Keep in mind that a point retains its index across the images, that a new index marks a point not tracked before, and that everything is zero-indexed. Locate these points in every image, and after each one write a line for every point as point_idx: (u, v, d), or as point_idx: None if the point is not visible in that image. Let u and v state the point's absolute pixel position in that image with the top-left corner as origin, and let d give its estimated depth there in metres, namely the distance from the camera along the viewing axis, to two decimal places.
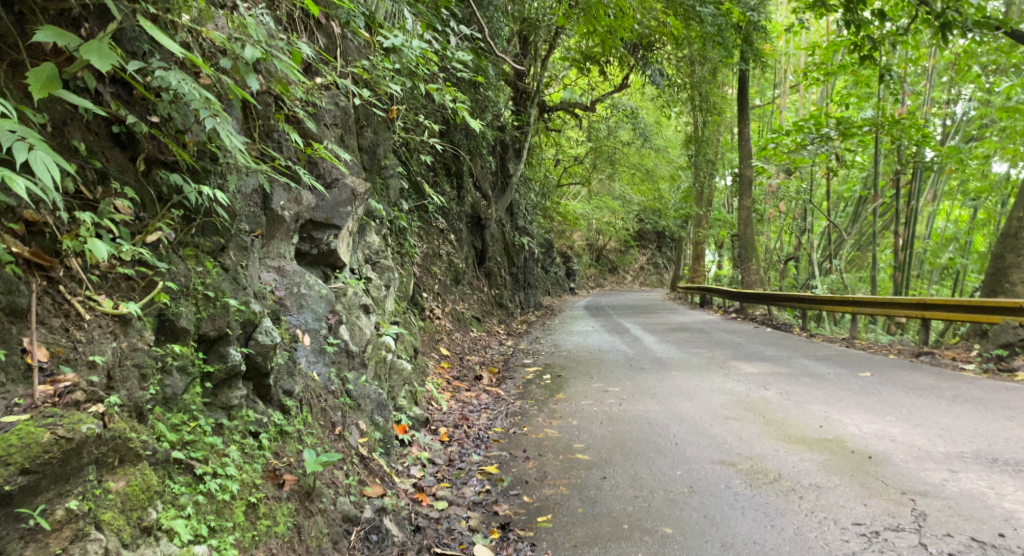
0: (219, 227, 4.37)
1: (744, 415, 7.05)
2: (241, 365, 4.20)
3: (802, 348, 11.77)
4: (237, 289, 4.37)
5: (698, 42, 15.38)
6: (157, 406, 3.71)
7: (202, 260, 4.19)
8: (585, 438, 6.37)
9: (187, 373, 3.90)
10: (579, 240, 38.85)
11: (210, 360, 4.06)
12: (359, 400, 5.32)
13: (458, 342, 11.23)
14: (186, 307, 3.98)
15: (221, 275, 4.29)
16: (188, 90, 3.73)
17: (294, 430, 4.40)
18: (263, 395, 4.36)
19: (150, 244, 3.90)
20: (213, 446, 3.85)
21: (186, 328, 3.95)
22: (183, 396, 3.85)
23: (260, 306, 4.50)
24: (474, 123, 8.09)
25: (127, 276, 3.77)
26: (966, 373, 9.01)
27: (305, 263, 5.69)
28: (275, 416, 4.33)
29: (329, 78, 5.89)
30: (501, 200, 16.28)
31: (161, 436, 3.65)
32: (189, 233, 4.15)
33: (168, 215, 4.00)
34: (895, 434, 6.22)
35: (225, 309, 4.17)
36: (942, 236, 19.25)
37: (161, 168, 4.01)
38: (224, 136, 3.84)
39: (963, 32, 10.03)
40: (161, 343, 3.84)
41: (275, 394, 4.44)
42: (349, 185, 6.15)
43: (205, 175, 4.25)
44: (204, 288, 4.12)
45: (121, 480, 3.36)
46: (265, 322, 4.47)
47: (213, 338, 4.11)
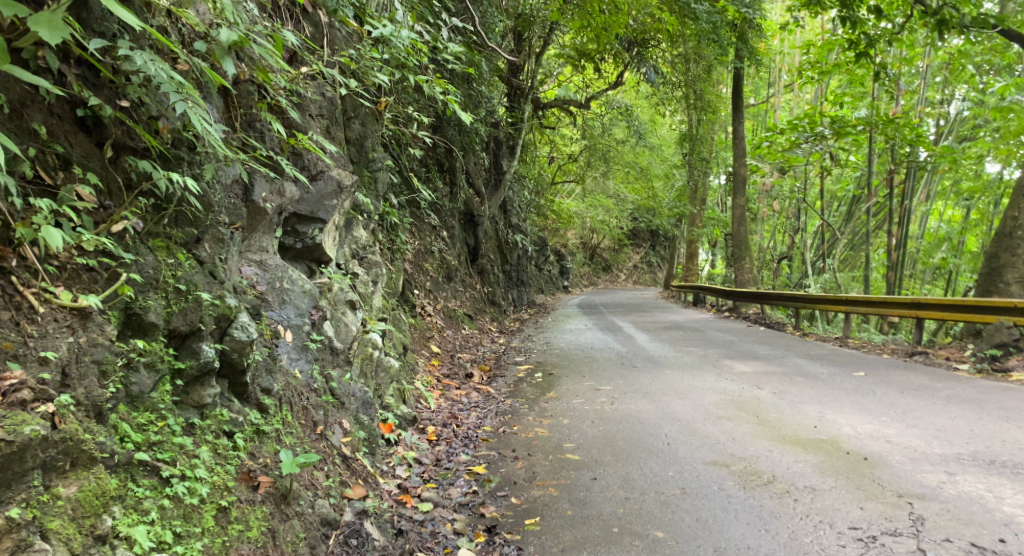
0: (193, 218, 4.20)
1: (737, 414, 6.93)
2: (215, 362, 4.04)
3: (795, 347, 11.67)
4: (212, 284, 4.22)
5: (693, 41, 15.27)
6: (121, 404, 3.54)
7: (174, 252, 4.01)
8: (575, 438, 6.24)
9: (155, 370, 3.75)
10: (573, 239, 38.74)
11: (182, 356, 3.92)
12: (343, 399, 5.18)
13: (449, 340, 11.10)
14: (154, 300, 3.82)
15: (194, 268, 4.12)
16: (155, 71, 3.58)
17: (271, 430, 4.27)
18: (239, 393, 4.22)
19: (116, 234, 3.73)
20: (181, 447, 3.71)
21: (154, 322, 3.79)
22: (150, 394, 3.70)
23: (236, 301, 4.35)
24: (464, 116, 7.95)
25: (88, 267, 3.59)
26: (960, 372, 8.91)
27: (289, 257, 5.54)
28: (251, 415, 4.19)
29: (316, 67, 5.74)
30: (494, 197, 16.15)
31: (124, 436, 3.49)
32: (161, 224, 3.97)
33: (135, 203, 3.82)
34: (891, 435, 6.11)
35: (198, 303, 4.01)
36: (936, 236, 19.18)
37: (129, 155, 3.84)
38: (195, 121, 3.67)
39: (959, 30, 9.93)
40: (125, 338, 3.68)
41: (252, 392, 4.30)
42: (335, 178, 5.99)
43: (178, 163, 4.08)
44: (175, 281, 3.95)
45: (72, 485, 3.21)
46: (242, 317, 4.31)
47: (186, 333, 3.95)
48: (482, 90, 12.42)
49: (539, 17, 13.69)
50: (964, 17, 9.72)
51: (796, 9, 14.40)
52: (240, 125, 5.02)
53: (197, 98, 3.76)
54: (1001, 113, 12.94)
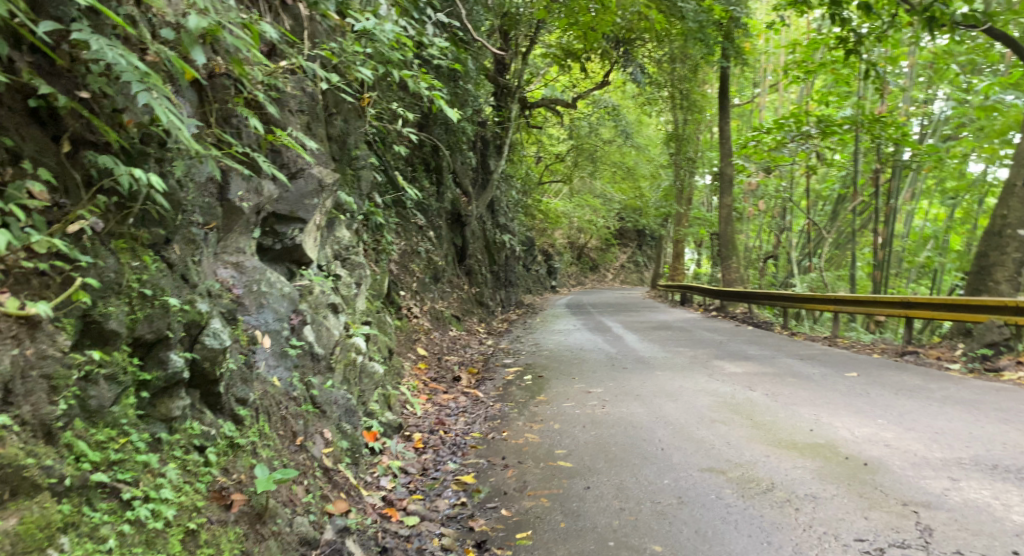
0: (160, 218, 3.97)
1: (731, 418, 6.76)
2: (184, 373, 3.83)
3: (785, 347, 11.54)
4: (181, 288, 4.00)
5: (680, 39, 15.14)
6: (78, 420, 3.32)
7: (138, 254, 3.78)
8: (567, 444, 6.05)
9: (117, 382, 3.53)
10: (559, 239, 38.62)
11: (148, 366, 3.70)
12: (325, 407, 4.96)
13: (436, 342, 10.88)
14: (116, 306, 3.59)
15: (161, 271, 3.89)
16: (115, 58, 3.37)
17: (246, 443, 4.05)
18: (212, 404, 4.00)
19: (72, 235, 3.47)
20: (146, 465, 3.48)
21: (115, 330, 3.56)
22: (110, 408, 3.47)
23: (208, 306, 4.13)
24: (450, 113, 7.75)
25: (40, 271, 3.32)
26: (952, 372, 8.78)
27: (268, 258, 5.32)
28: (225, 428, 3.98)
29: (295, 61, 5.52)
30: (481, 197, 15.95)
31: (81, 456, 3.27)
32: (124, 223, 3.73)
33: (94, 202, 3.58)
34: (889, 439, 5.96)
35: (165, 309, 3.80)
36: (921, 234, 19.16)
37: (89, 150, 3.61)
38: (159, 112, 3.44)
39: (949, 27, 9.83)
40: (82, 348, 3.44)
41: (226, 402, 4.08)
42: (316, 176, 5.76)
43: (144, 159, 3.85)
44: (140, 286, 3.73)
45: (11, 517, 2.96)
46: (214, 324, 4.09)
47: (151, 342, 3.74)
48: (468, 88, 12.23)
49: (524, 15, 13.50)
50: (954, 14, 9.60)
51: (783, 7, 14.30)
52: (215, 120, 4.80)
53: (164, 88, 3.55)
54: (986, 113, 12.88)
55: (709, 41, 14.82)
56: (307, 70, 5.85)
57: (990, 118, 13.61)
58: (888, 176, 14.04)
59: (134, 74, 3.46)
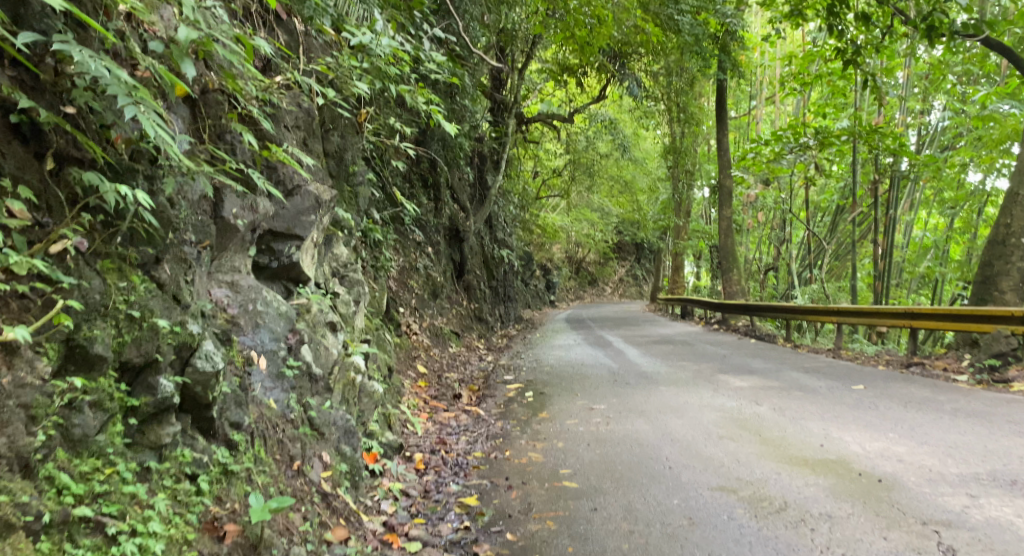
0: (150, 237, 3.85)
1: (739, 434, 6.61)
2: (175, 398, 3.71)
3: (789, 360, 11.39)
4: (171, 309, 3.86)
5: (676, 53, 15.10)
6: (61, 451, 3.18)
7: (127, 274, 3.65)
8: (572, 463, 5.89)
9: (103, 409, 3.40)
10: (558, 253, 38.54)
11: (136, 392, 3.58)
12: (323, 429, 4.82)
13: (436, 359, 10.73)
14: (101, 329, 3.45)
15: (151, 292, 3.76)
16: (100, 70, 3.24)
17: (241, 470, 3.91)
18: (204, 429, 3.87)
19: (55, 255, 3.35)
20: (133, 497, 3.34)
21: (101, 355, 3.42)
22: (95, 437, 3.33)
23: (200, 327, 4.00)
24: (447, 127, 7.65)
25: (20, 294, 3.18)
26: (960, 384, 8.63)
27: (264, 277, 5.20)
28: (218, 453, 3.85)
29: (291, 76, 5.44)
30: (480, 211, 15.86)
31: (63, 489, 3.11)
32: (110, 243, 3.61)
33: (78, 220, 3.46)
34: (902, 454, 5.81)
35: (153, 332, 3.67)
36: (921, 245, 19.06)
37: (74, 166, 3.50)
38: (148, 126, 3.33)
39: (949, 37, 9.74)
40: (67, 373, 3.31)
41: (220, 427, 3.95)
42: (313, 192, 5.64)
43: (133, 177, 3.74)
44: (127, 307, 3.60)
45: None
46: (206, 346, 3.96)
47: (140, 366, 3.61)
48: (467, 103, 12.16)
49: (520, 31, 13.46)
50: (953, 21, 9.53)
51: (778, 19, 14.24)
52: (210, 137, 4.69)
53: (152, 102, 3.44)
54: (984, 122, 12.80)
55: (706, 53, 14.75)
56: (302, 85, 5.75)
57: (987, 127, 13.53)
58: (889, 186, 13.93)
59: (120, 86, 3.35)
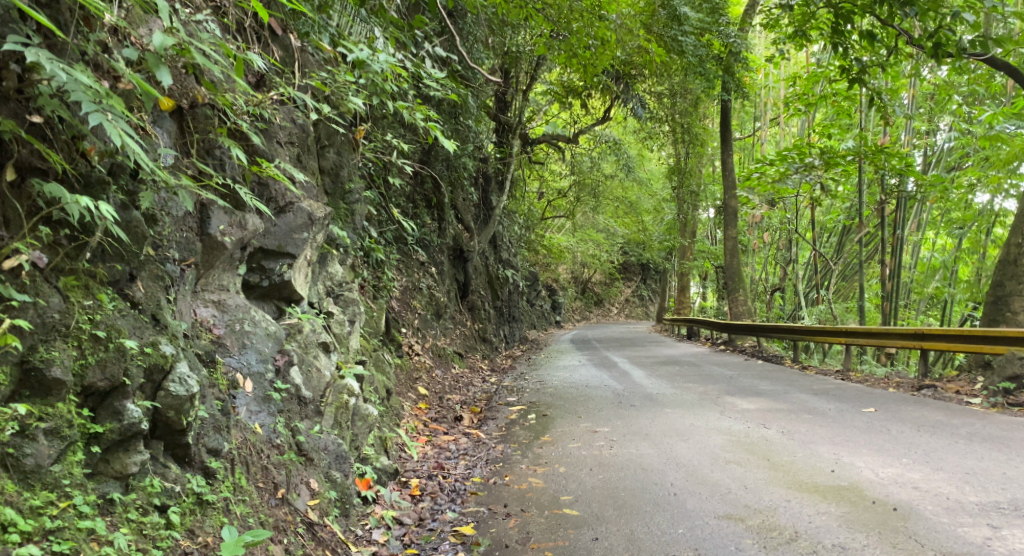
0: (123, 253, 3.70)
1: (747, 458, 6.39)
2: (143, 424, 3.52)
3: (797, 382, 11.14)
4: (141, 328, 3.66)
5: (680, 74, 15.01)
6: (10, 483, 3.04)
7: (93, 292, 3.50)
8: (573, 489, 5.68)
9: (61, 436, 3.25)
10: (563, 274, 38.36)
11: (101, 418, 3.42)
12: (312, 454, 4.63)
13: (438, 380, 10.53)
14: (61, 351, 3.31)
15: (120, 311, 3.59)
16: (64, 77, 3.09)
17: (217, 500, 3.73)
18: (179, 456, 3.71)
19: (8, 272, 3.19)
20: (90, 533, 3.17)
21: (59, 379, 3.27)
22: (50, 468, 3.18)
23: (175, 348, 3.81)
24: (446, 144, 7.49)
25: None
26: (975, 408, 8.37)
27: (254, 296, 5.04)
28: (193, 482, 3.67)
29: (285, 91, 5.28)
30: (483, 231, 15.72)
31: (9, 524, 2.96)
32: (76, 259, 3.46)
33: (35, 233, 3.30)
34: (918, 480, 5.59)
35: (121, 353, 3.50)
36: (929, 265, 18.81)
37: (36, 177, 3.34)
38: (115, 135, 3.16)
39: (957, 54, 9.57)
40: (21, 399, 3.17)
41: (197, 454, 3.77)
42: (306, 209, 5.48)
43: (103, 190, 3.59)
44: (92, 327, 3.44)
45: None
46: (180, 368, 3.76)
47: (106, 390, 3.45)
48: (470, 123, 12.06)
49: (523, 52, 13.38)
50: (960, 39, 9.38)
51: (783, 40, 14.14)
52: (198, 152, 4.55)
53: (121, 110, 3.27)
54: (991, 142, 12.57)
55: (711, 74, 14.62)
56: (296, 101, 5.63)
57: (994, 147, 13.35)
58: (896, 207, 13.73)
59: (85, 92, 3.19)
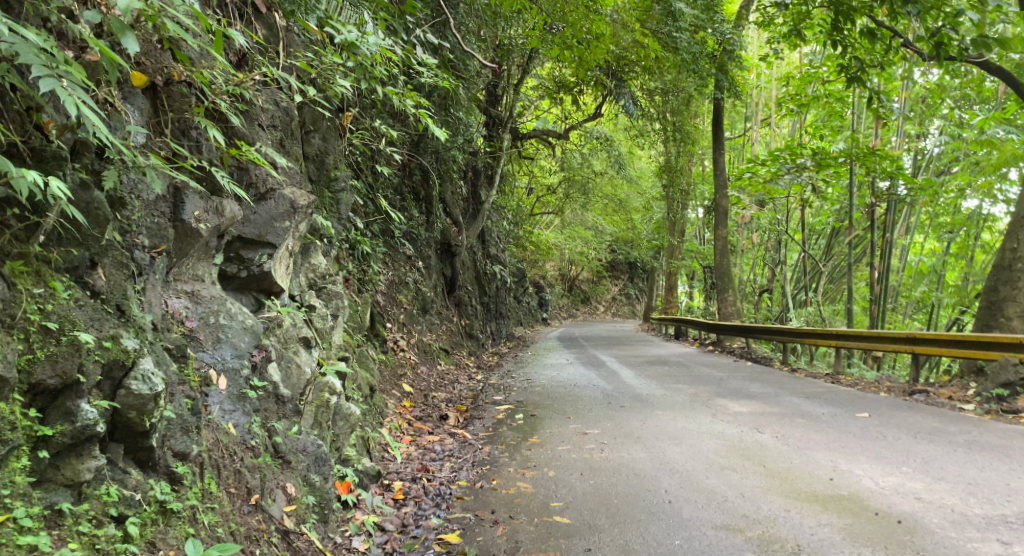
0: (79, 238, 3.43)
1: (742, 464, 6.19)
2: (98, 427, 3.23)
3: (788, 384, 10.97)
4: (101, 320, 3.39)
5: (673, 72, 14.79)
6: None
7: (45, 279, 3.25)
8: (563, 495, 5.45)
9: (3, 441, 2.98)
10: (550, 271, 38.11)
11: (50, 419, 3.14)
12: (289, 456, 4.37)
13: (423, 377, 10.28)
14: (4, 345, 3.04)
15: (75, 301, 3.32)
16: (14, 38, 2.82)
17: (183, 509, 3.46)
18: (141, 461, 3.43)
19: None
20: (33, 549, 2.90)
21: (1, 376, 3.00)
22: None
23: (139, 342, 3.52)
24: (437, 132, 7.23)
25: None
26: (968, 414, 8.20)
27: (231, 288, 4.78)
28: (156, 489, 3.40)
29: (268, 71, 5.02)
30: (472, 226, 15.47)
31: None
32: (28, 241, 3.21)
33: None
34: (919, 490, 5.41)
35: (75, 348, 3.23)
36: (917, 269, 18.71)
37: None
38: (68, 102, 2.87)
39: (959, 54, 9.38)
40: None
41: (161, 458, 3.51)
42: (288, 197, 5.19)
43: (59, 166, 3.34)
44: (42, 318, 3.18)
45: None
46: (143, 365, 3.46)
47: (57, 388, 3.18)
48: (461, 116, 11.79)
49: (515, 45, 13.12)
50: (961, 41, 9.23)
51: (777, 38, 13.91)
52: (172, 132, 4.28)
53: (78, 77, 3.01)
54: (981, 147, 12.38)
55: (703, 72, 14.38)
56: (281, 82, 5.36)
57: (984, 152, 13.22)
58: (886, 210, 13.54)
59: (37, 54, 2.92)
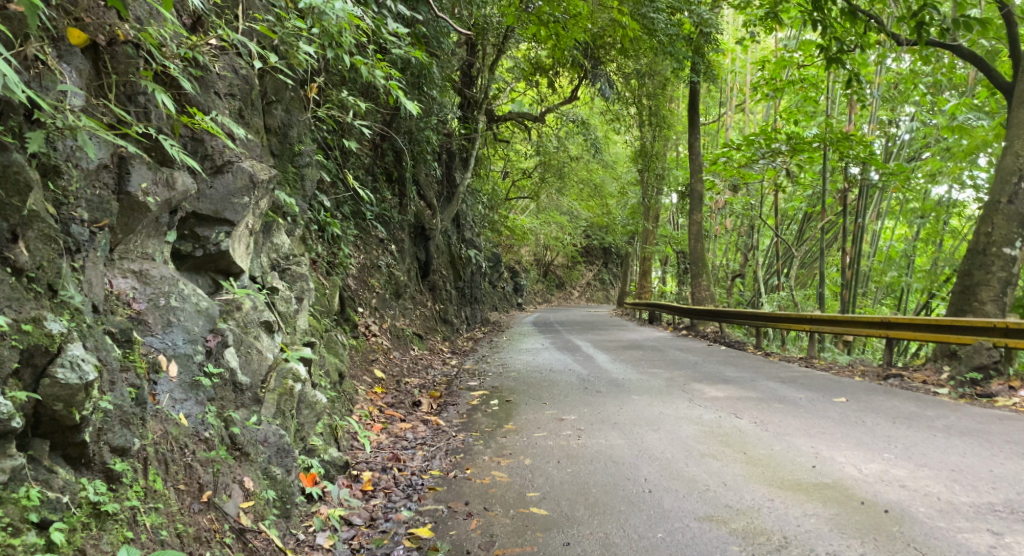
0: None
1: (722, 451, 6.00)
2: (14, 421, 2.93)
3: (763, 369, 10.84)
4: (19, 301, 3.08)
5: (650, 54, 14.50)
6: None
7: None
8: (540, 484, 5.22)
9: None
10: (525, 256, 37.86)
11: None
12: (248, 448, 4.07)
13: (396, 362, 9.99)
14: None
15: None
16: None
17: (120, 510, 3.16)
18: (73, 458, 3.14)
19: None
20: None
21: None
22: None
23: (66, 326, 3.22)
24: (407, 106, 6.89)
25: None
26: (943, 398, 8.08)
27: (185, 267, 4.47)
28: (88, 488, 3.11)
29: (224, 34, 4.68)
30: (446, 210, 15.13)
31: None
32: None
33: None
34: (903, 477, 5.25)
35: None
36: (888, 254, 18.72)
37: None
38: None
39: (940, 35, 9.17)
40: None
41: (97, 453, 3.21)
42: (246, 170, 4.86)
43: None
44: None
45: None
46: (72, 350, 3.17)
47: None
48: (434, 95, 11.43)
49: (490, 24, 12.77)
50: (942, 22, 9.06)
51: (753, 23, 13.68)
52: (116, 97, 3.97)
53: None
54: (954, 133, 12.28)
55: (680, 55, 14.13)
56: (238, 47, 5.01)
57: (956, 137, 13.12)
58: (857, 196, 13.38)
59: None
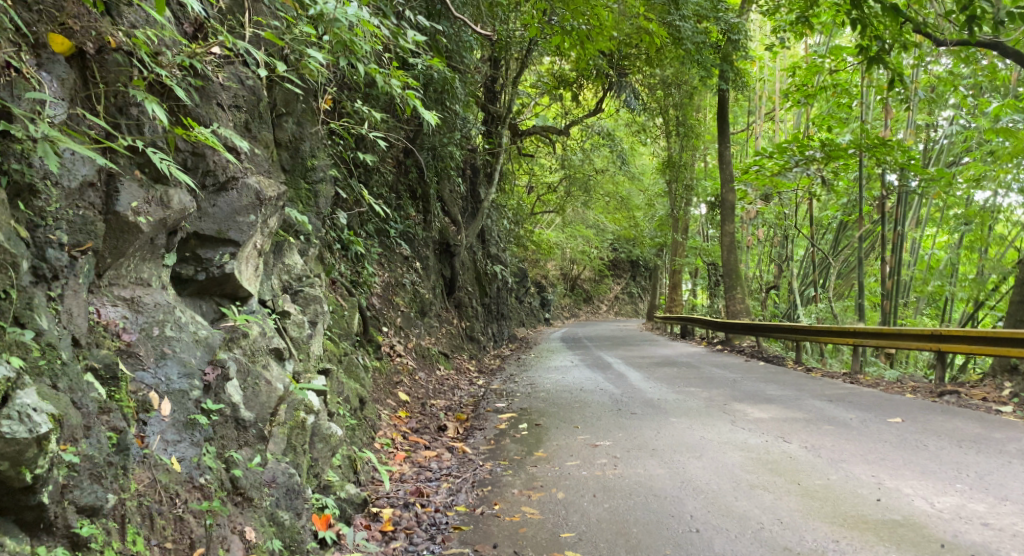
0: None
1: (773, 481, 5.49)
2: None
3: (806, 386, 10.26)
4: None
5: (676, 63, 13.98)
6: None
7: None
8: (575, 522, 4.78)
9: None
10: (552, 271, 37.42)
11: None
12: (251, 493, 3.71)
13: (421, 384, 9.59)
14: None
15: None
16: None
17: None
18: (29, 523, 2.80)
19: None
20: None
21: None
22: None
23: (16, 371, 2.86)
24: (425, 117, 6.54)
25: None
26: (1009, 418, 7.46)
27: (187, 293, 4.13)
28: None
29: (227, 40, 4.33)
30: (471, 225, 14.77)
31: None
32: None
33: None
34: (983, 512, 4.70)
35: None
36: (931, 262, 17.96)
37: None
38: None
39: (994, 31, 8.55)
40: None
41: (60, 515, 2.88)
42: (252, 187, 4.51)
43: None
44: None
45: None
46: (19, 399, 2.81)
47: None
48: (457, 109, 11.05)
49: (513, 36, 12.34)
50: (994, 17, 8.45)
51: (782, 28, 13.18)
52: (107, 109, 3.64)
53: None
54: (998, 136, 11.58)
55: (708, 63, 13.64)
56: (243, 55, 4.69)
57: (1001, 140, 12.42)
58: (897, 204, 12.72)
59: None
